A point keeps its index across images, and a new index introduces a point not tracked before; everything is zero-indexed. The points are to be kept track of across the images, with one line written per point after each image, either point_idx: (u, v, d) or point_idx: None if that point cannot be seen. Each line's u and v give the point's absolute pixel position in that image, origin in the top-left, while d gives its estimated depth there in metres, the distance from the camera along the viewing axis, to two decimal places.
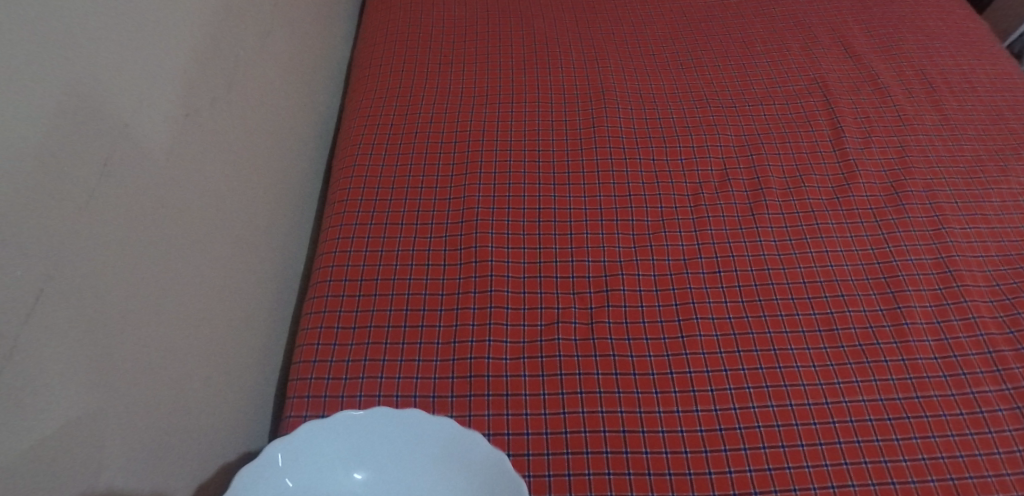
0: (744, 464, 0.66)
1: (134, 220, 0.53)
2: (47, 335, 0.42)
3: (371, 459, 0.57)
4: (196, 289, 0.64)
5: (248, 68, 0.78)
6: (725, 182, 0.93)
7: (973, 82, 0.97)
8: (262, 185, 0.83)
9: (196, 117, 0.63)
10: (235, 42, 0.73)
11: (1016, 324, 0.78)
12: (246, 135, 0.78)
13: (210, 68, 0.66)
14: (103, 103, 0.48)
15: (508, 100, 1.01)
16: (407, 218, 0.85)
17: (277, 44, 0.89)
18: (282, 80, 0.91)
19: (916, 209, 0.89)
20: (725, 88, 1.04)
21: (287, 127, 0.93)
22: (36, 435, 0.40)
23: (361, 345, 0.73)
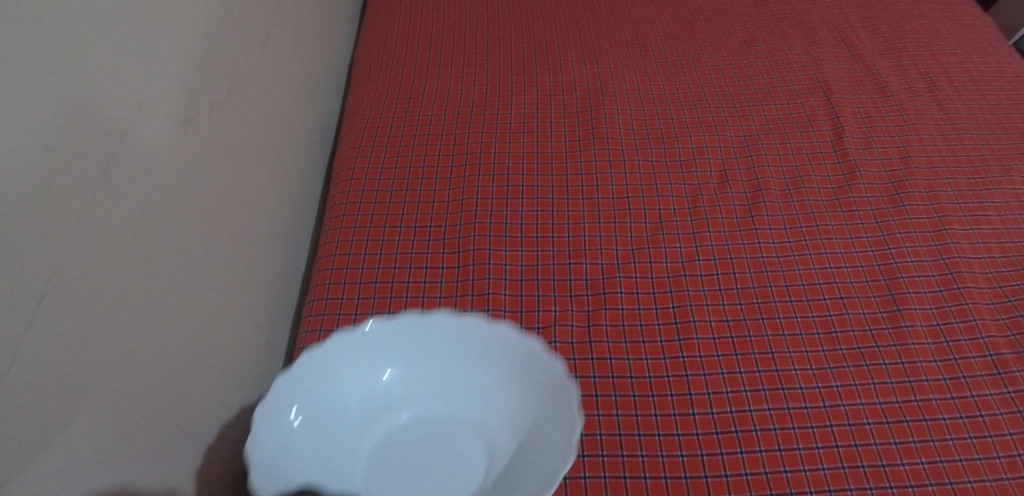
0: (696, 449, 0.57)
1: (218, 169, 0.66)
2: (104, 227, 0.46)
3: (402, 361, 0.53)
4: (262, 239, 0.77)
5: (279, 41, 0.87)
6: (703, 149, 0.85)
7: (974, 80, 0.96)
8: (285, 144, 0.87)
9: (226, 70, 0.69)
10: (263, 15, 0.81)
11: (1016, 293, 0.70)
12: (268, 94, 0.82)
13: (241, 30, 0.74)
14: (162, 38, 0.56)
15: (502, 67, 0.98)
16: (385, 171, 0.82)
17: (299, 21, 0.95)
18: (304, 55, 0.96)
19: (916, 183, 0.81)
20: (719, 61, 0.98)
21: (306, 93, 0.96)
22: (106, 309, 0.46)
23: (318, 286, 0.71)
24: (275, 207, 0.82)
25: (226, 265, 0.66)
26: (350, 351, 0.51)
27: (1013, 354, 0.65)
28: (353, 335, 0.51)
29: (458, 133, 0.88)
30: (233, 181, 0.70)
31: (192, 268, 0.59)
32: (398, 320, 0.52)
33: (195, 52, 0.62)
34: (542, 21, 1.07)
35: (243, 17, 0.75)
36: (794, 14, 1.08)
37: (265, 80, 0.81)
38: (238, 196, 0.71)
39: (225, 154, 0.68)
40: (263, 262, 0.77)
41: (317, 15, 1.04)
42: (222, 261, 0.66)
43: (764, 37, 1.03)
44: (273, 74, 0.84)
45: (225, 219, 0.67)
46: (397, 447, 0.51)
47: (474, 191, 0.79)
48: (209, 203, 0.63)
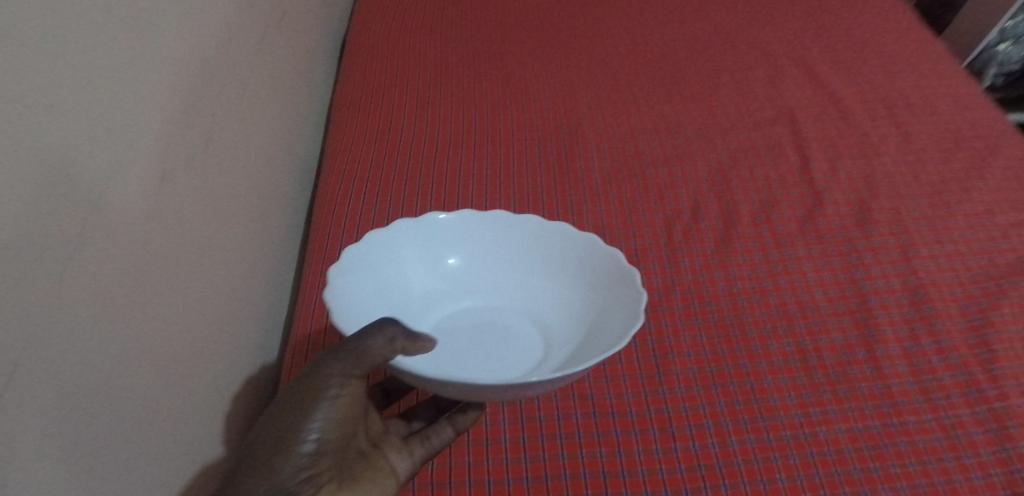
0: (680, 485, 0.55)
1: (221, 219, 0.68)
2: (114, 279, 0.44)
3: (468, 256, 0.66)
4: (257, 286, 0.77)
5: (257, 88, 0.87)
6: (675, 181, 0.88)
7: (931, 103, 1.00)
8: (264, 189, 0.86)
9: (213, 113, 0.69)
10: (244, 60, 0.81)
11: (983, 311, 0.72)
12: (251, 138, 0.81)
13: (226, 76, 0.74)
14: (156, 81, 0.55)
15: (479, 106, 1.01)
16: (366, 207, 0.82)
17: (275, 67, 0.96)
18: (281, 102, 0.97)
19: (881, 208, 0.83)
20: (686, 95, 1.02)
21: (283, 138, 0.97)
22: (115, 361, 0.44)
23: (293, 331, 0.69)
24: (264, 253, 0.82)
25: (231, 314, 0.67)
26: (421, 240, 0.65)
27: (984, 373, 0.65)
28: (424, 226, 0.65)
29: (435, 173, 0.89)
30: (232, 230, 0.71)
31: (204, 318, 0.60)
32: (461, 214, 0.66)
33: (196, 107, 0.64)
34: (515, 62, 1.11)
35: (231, 68, 0.77)
36: (757, 46, 1.12)
37: (251, 128, 0.83)
38: (237, 245, 0.72)
39: (224, 203, 0.69)
40: (259, 308, 0.77)
41: (296, 62, 1.07)
42: (228, 309, 0.66)
43: (729, 69, 1.06)
44: (257, 122, 0.86)
45: (229, 268, 0.68)
46: (461, 319, 0.61)
47: None
48: (212, 254, 0.64)
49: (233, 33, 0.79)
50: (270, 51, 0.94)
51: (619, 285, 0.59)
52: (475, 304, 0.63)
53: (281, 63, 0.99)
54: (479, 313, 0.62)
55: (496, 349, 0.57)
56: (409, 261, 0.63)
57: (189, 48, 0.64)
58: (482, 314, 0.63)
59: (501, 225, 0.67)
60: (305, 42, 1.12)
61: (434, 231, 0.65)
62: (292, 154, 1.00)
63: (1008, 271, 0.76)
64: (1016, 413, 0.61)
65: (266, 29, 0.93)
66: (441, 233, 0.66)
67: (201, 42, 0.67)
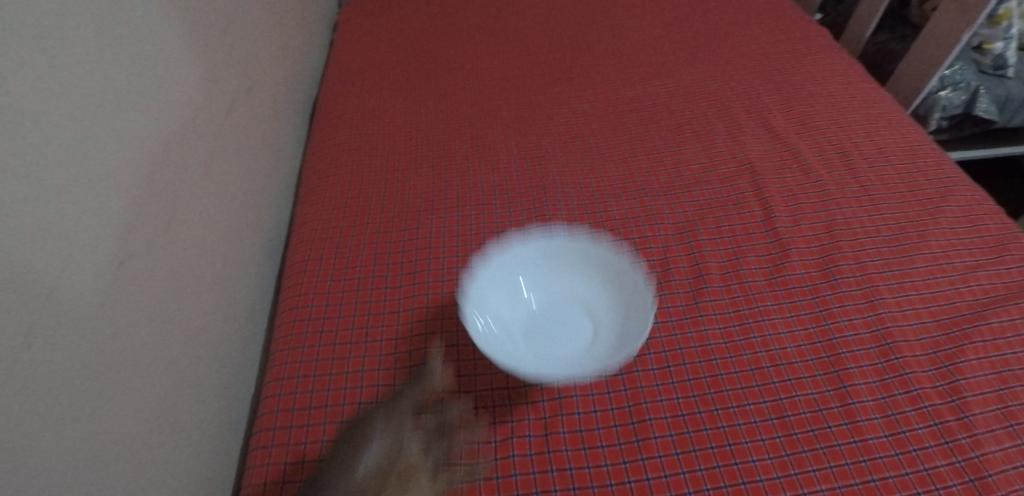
0: None
1: (131, 308, 0.68)
2: None
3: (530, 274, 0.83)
4: (177, 368, 0.77)
5: (210, 180, 0.88)
6: (644, 239, 0.89)
7: (882, 151, 1.04)
8: (209, 280, 0.86)
9: (127, 228, 0.68)
10: (185, 160, 0.81)
11: (950, 358, 0.73)
12: (189, 235, 0.81)
13: (153, 184, 0.74)
14: (22, 229, 0.53)
15: (453, 165, 1.03)
16: (348, 285, 0.84)
17: (234, 152, 0.97)
18: (240, 185, 0.98)
19: (844, 256, 0.86)
20: (653, 151, 1.05)
21: (240, 220, 0.97)
22: None
23: (266, 414, 0.71)
24: (199, 332, 0.83)
25: (128, 405, 0.67)
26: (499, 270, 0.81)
27: (956, 421, 0.67)
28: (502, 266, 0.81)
29: (407, 239, 0.89)
30: (148, 317, 0.72)
31: (85, 416, 0.60)
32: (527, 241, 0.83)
33: (114, 202, 0.66)
34: (487, 122, 1.13)
35: (179, 154, 0.80)
36: (716, 101, 1.16)
37: (199, 214, 0.84)
38: (153, 331, 0.72)
39: (142, 291, 0.71)
40: (176, 392, 0.77)
41: (261, 131, 1.09)
42: (124, 400, 0.66)
43: (691, 125, 1.10)
44: (209, 200, 0.87)
45: (133, 357, 0.69)
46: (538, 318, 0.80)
47: (424, 298, 0.81)
48: (110, 346, 0.65)
49: (168, 138, 0.78)
50: (229, 137, 0.95)
51: (636, 306, 0.76)
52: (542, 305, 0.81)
53: (243, 135, 1.01)
54: (548, 313, 0.81)
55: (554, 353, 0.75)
56: (500, 263, 0.81)
57: (110, 147, 0.66)
58: (558, 315, 0.80)
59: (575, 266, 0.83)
60: (272, 110, 1.15)
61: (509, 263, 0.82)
62: (249, 224, 1.01)
63: (973, 315, 0.78)
64: (989, 461, 0.64)
65: (229, 105, 0.96)
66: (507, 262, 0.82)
67: (115, 156, 0.67)
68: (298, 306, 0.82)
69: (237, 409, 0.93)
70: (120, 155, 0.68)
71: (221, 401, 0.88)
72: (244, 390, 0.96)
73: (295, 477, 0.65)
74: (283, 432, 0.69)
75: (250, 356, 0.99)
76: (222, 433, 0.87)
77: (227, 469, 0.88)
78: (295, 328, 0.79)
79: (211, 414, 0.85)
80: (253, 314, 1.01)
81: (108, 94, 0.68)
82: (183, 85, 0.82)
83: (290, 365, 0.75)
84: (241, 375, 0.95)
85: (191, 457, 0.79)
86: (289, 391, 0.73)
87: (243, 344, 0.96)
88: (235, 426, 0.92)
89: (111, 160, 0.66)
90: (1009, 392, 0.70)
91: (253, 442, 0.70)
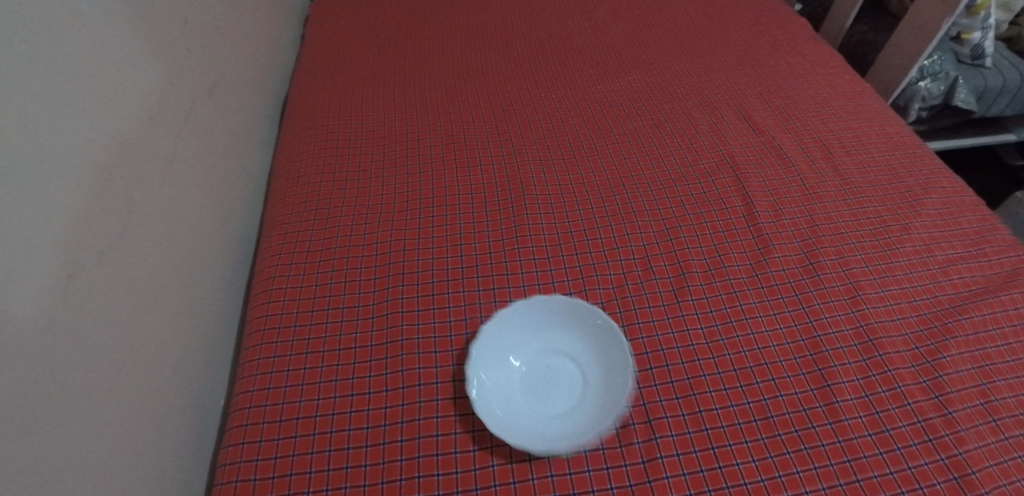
0: None
1: (89, 321, 0.65)
2: None
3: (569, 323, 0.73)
4: (141, 382, 0.74)
5: (168, 186, 0.84)
6: (625, 237, 0.87)
7: (863, 143, 1.03)
8: (171, 289, 0.82)
9: (78, 238, 0.64)
10: (140, 166, 0.77)
11: (933, 354, 0.72)
12: (147, 244, 0.78)
13: (105, 192, 0.70)
14: None
15: (429, 163, 1.00)
16: (320, 291, 0.80)
17: (195, 155, 0.93)
18: (203, 189, 0.94)
19: (826, 252, 0.84)
20: (633, 146, 1.03)
21: (204, 225, 0.94)
22: None
23: (235, 428, 0.68)
24: (164, 343, 0.79)
25: (88, 422, 0.64)
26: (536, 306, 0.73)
27: (940, 417, 0.67)
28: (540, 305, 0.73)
29: (381, 241, 0.86)
30: (109, 330, 0.69)
31: (40, 438, 0.57)
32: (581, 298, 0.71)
33: (65, 213, 0.63)
34: (462, 119, 1.10)
35: (136, 158, 0.77)
36: (696, 94, 1.15)
37: (158, 222, 0.81)
38: (115, 343, 0.69)
39: (100, 304, 0.67)
40: (142, 406, 0.74)
41: (227, 131, 1.05)
42: (84, 418, 0.63)
43: (670, 119, 1.09)
44: (169, 205, 0.84)
45: (94, 373, 0.65)
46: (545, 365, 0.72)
47: (399, 303, 0.78)
48: (68, 363, 0.62)
49: (119, 142, 0.74)
50: (189, 140, 0.91)
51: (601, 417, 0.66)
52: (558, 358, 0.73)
53: (207, 135, 0.97)
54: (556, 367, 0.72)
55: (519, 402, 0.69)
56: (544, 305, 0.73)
57: (57, 153, 0.63)
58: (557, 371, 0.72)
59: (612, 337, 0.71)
60: (238, 109, 1.10)
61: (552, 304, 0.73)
62: (214, 228, 0.97)
63: (955, 309, 0.78)
64: (973, 458, 0.63)
65: (191, 105, 0.92)
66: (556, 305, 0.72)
67: (58, 166, 0.63)
68: (269, 313, 0.78)
69: (206, 420, 0.90)
70: (70, 163, 0.65)
71: (188, 412, 0.85)
72: (212, 400, 0.92)
73: (265, 494, 0.62)
74: (252, 446, 0.65)
75: (218, 364, 0.95)
76: (191, 446, 0.84)
77: (196, 483, 0.85)
78: (265, 335, 0.76)
79: (178, 427, 0.82)
80: (220, 320, 0.97)
81: (54, 97, 0.64)
82: (140, 86, 0.79)
83: (261, 375, 0.72)
84: (208, 385, 0.92)
85: (158, 472, 0.76)
86: (260, 402, 0.69)
87: (210, 352, 0.93)
88: (205, 437, 0.89)
89: (60, 167, 0.63)
90: (991, 386, 0.70)
91: (220, 457, 0.66)
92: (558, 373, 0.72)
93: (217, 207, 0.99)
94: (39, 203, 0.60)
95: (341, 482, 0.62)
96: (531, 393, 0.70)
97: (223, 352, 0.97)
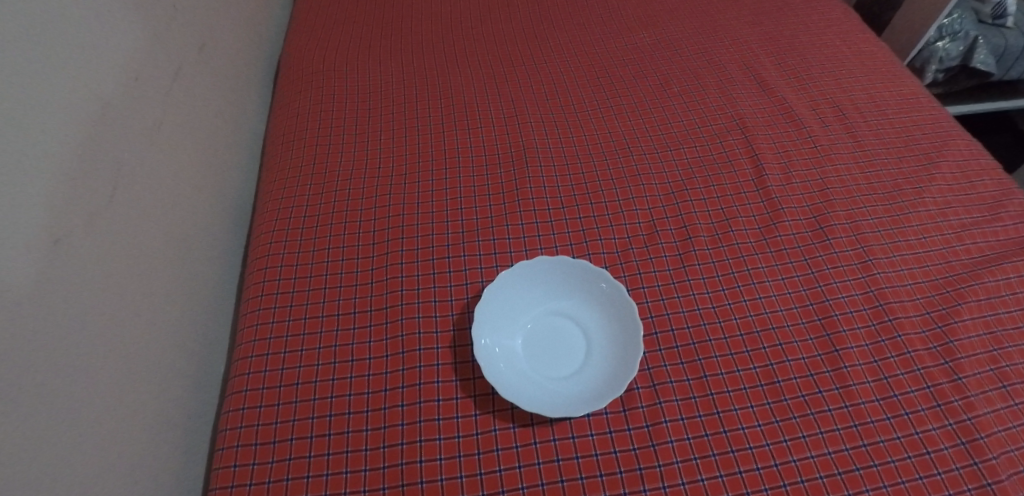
0: None
1: (83, 285, 0.64)
2: None
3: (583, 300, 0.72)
4: (139, 347, 0.73)
5: (159, 149, 0.81)
6: (630, 200, 0.84)
7: (878, 105, 1.00)
8: (166, 256, 0.81)
9: (68, 202, 0.62)
10: (129, 128, 0.75)
11: (944, 319, 0.71)
12: (140, 209, 0.76)
13: (93, 154, 0.68)
14: None
15: (428, 125, 0.96)
16: (318, 256, 0.78)
17: (187, 119, 0.90)
18: (196, 154, 0.92)
19: (837, 216, 0.82)
20: (639, 107, 0.99)
21: (197, 191, 0.92)
22: None
23: (234, 394, 0.67)
24: (160, 308, 0.78)
25: (86, 386, 0.63)
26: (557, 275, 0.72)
27: (949, 383, 0.65)
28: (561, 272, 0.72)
29: (379, 205, 0.84)
30: (103, 294, 0.67)
31: (38, 402, 0.56)
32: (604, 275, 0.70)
33: (54, 174, 0.61)
34: (462, 79, 1.06)
35: (124, 118, 0.74)
36: (705, 53, 1.10)
37: (150, 187, 0.79)
38: (110, 308, 0.68)
39: (92, 268, 0.66)
40: (141, 372, 0.73)
41: (218, 93, 1.02)
42: (82, 382, 0.63)
43: (678, 79, 1.05)
44: (160, 168, 0.81)
45: (90, 338, 0.64)
46: (549, 330, 0.71)
47: (399, 267, 0.76)
48: (63, 327, 0.61)
49: (107, 101, 0.71)
50: (179, 102, 0.88)
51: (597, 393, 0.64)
52: (563, 328, 0.71)
53: (196, 97, 0.94)
54: (559, 337, 0.70)
55: (518, 359, 0.68)
56: (565, 273, 0.72)
57: (42, 110, 0.61)
58: (558, 339, 0.70)
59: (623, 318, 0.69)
60: (229, 70, 1.07)
61: (571, 274, 0.72)
62: (208, 193, 0.95)
63: (967, 274, 0.76)
64: (981, 424, 0.62)
65: (180, 64, 0.89)
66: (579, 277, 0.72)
67: (46, 125, 0.61)
68: (266, 278, 0.76)
69: (206, 386, 0.89)
70: (56, 122, 0.62)
71: (188, 378, 0.84)
72: (211, 367, 0.92)
73: (267, 459, 0.62)
74: (252, 412, 0.65)
75: (216, 331, 0.94)
76: (191, 412, 0.84)
77: (198, 448, 0.85)
78: (262, 300, 0.74)
79: (178, 392, 0.81)
80: (217, 287, 0.96)
81: (36, 51, 0.62)
82: (125, 43, 0.76)
83: (259, 341, 0.71)
84: (207, 351, 0.91)
85: (159, 437, 0.76)
86: (259, 369, 0.68)
87: (208, 319, 0.92)
88: (205, 404, 0.89)
89: (45, 125, 0.61)
90: (1002, 352, 0.68)
91: (220, 422, 0.66)
92: (562, 338, 0.70)
93: (211, 173, 0.97)
94: (26, 163, 0.58)
95: (343, 446, 0.62)
96: (531, 353, 0.69)
97: (221, 319, 0.96)
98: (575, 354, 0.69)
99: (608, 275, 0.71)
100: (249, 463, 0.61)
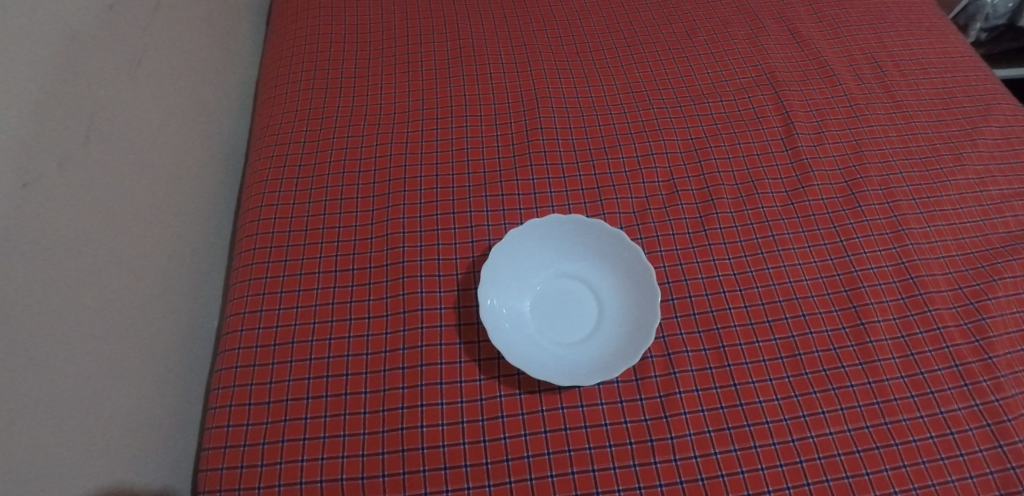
0: None
1: (60, 230, 0.60)
2: None
3: (594, 262, 0.68)
4: (121, 298, 0.69)
5: (143, 88, 0.76)
6: (649, 157, 0.79)
7: (920, 62, 0.92)
8: (151, 203, 0.77)
9: (45, 142, 0.58)
10: (110, 64, 0.70)
11: (977, 295, 0.67)
12: (123, 154, 0.71)
13: (70, 88, 0.62)
14: None
15: (433, 68, 0.89)
16: (315, 209, 0.73)
17: (171, 56, 0.84)
18: (182, 94, 0.86)
19: (871, 181, 0.77)
20: (661, 55, 0.92)
21: (184, 134, 0.86)
22: None
23: (227, 351, 0.64)
24: (145, 259, 0.74)
25: (66, 341, 0.60)
26: (569, 236, 0.68)
27: (978, 363, 0.62)
28: (572, 231, 0.68)
29: (380, 155, 0.78)
30: (82, 241, 0.63)
31: (23, 354, 0.54)
32: (617, 236, 0.65)
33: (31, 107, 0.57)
34: (471, 20, 0.98)
35: (99, 52, 0.68)
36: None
37: (135, 128, 0.74)
38: (90, 256, 0.64)
39: (71, 213, 0.62)
40: (125, 324, 0.70)
41: (204, 28, 0.94)
42: (63, 336, 0.59)
43: (704, 26, 0.97)
44: (142, 109, 0.76)
45: (68, 290, 0.61)
46: (560, 296, 0.67)
47: (400, 223, 0.71)
48: (39, 277, 0.57)
49: (85, 34, 0.66)
50: (163, 37, 0.82)
51: (610, 362, 0.60)
52: (574, 292, 0.67)
53: (180, 33, 0.86)
54: (571, 302, 0.66)
55: (528, 326, 0.64)
56: (579, 232, 0.68)
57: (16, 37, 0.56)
58: (570, 305, 0.66)
59: (636, 283, 0.65)
60: (215, 2, 0.99)
61: (585, 235, 0.68)
62: (195, 138, 0.90)
63: (1004, 248, 0.71)
64: (1010, 405, 0.59)
65: None
66: (592, 238, 0.67)
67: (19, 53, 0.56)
68: (260, 231, 0.72)
69: (198, 339, 0.87)
70: (24, 50, 0.57)
71: (178, 331, 0.82)
72: (204, 320, 0.89)
73: (261, 419, 0.59)
74: (245, 371, 0.62)
75: (207, 282, 0.91)
76: (183, 365, 0.82)
77: (191, 401, 0.83)
78: (255, 254, 0.70)
79: (168, 346, 0.79)
80: (209, 237, 0.92)
81: None
82: None
83: (252, 296, 0.67)
84: (199, 303, 0.88)
85: (148, 390, 0.73)
86: (252, 325, 0.64)
87: (199, 271, 0.88)
88: (199, 357, 0.86)
89: (6, 55, 0.54)
90: None
91: (213, 380, 0.63)
92: (574, 306, 0.66)
93: (198, 115, 0.91)
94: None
95: (341, 409, 0.59)
96: (542, 321, 0.65)
97: (212, 271, 0.92)
98: (588, 322, 0.65)
99: (625, 238, 0.66)
100: (243, 424, 0.59)
